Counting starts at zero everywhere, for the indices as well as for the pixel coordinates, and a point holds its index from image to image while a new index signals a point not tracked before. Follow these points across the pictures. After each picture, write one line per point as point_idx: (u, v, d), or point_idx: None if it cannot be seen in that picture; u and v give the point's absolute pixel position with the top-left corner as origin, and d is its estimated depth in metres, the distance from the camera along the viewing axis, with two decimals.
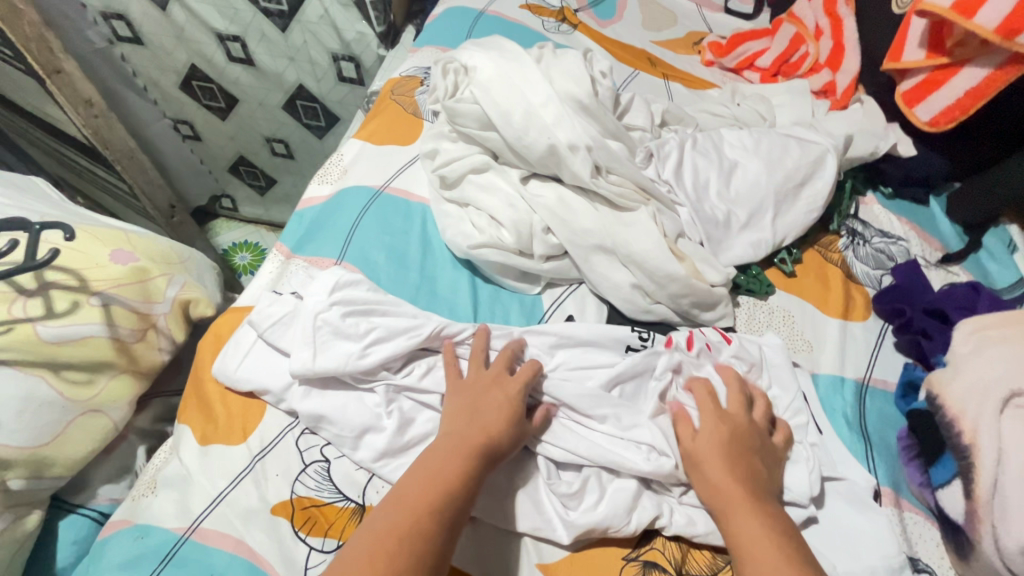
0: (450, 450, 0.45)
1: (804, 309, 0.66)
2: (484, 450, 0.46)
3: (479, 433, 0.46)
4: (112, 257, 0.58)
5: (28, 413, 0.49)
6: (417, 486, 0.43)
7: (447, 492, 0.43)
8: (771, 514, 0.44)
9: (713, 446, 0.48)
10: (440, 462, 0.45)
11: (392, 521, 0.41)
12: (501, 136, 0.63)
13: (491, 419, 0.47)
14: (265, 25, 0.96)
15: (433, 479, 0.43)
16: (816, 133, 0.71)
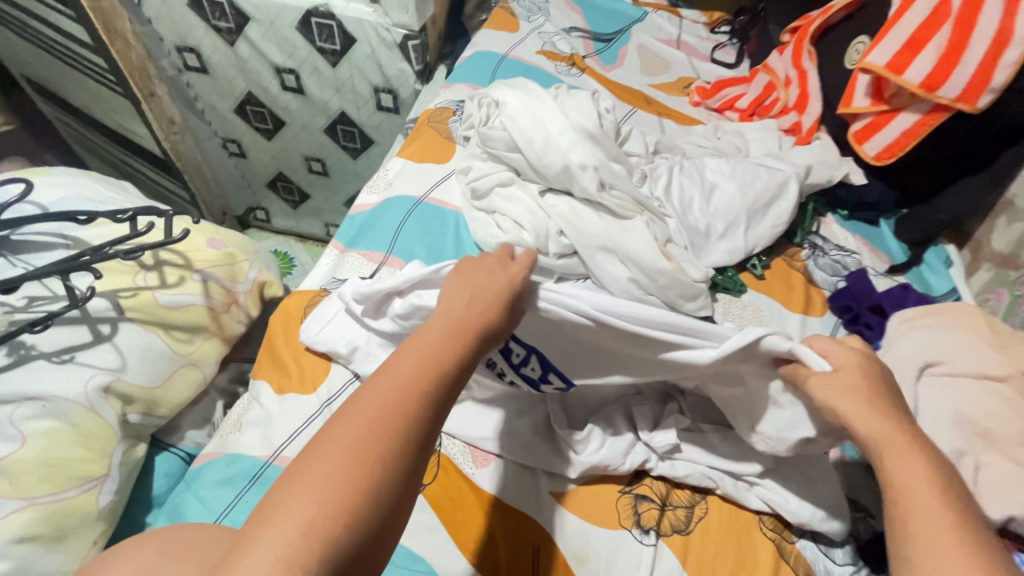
0: (441, 335, 0.42)
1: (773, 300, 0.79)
2: (472, 335, 0.43)
3: (469, 319, 0.44)
4: (208, 243, 0.72)
5: (148, 360, 0.62)
6: (399, 371, 0.39)
7: (435, 375, 0.40)
8: (944, 474, 0.40)
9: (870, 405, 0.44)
10: (430, 343, 0.42)
11: (379, 401, 0.37)
12: (525, 157, 0.78)
13: (481, 305, 0.45)
14: (318, 61, 1.12)
15: (425, 360, 0.40)
16: (781, 162, 0.86)
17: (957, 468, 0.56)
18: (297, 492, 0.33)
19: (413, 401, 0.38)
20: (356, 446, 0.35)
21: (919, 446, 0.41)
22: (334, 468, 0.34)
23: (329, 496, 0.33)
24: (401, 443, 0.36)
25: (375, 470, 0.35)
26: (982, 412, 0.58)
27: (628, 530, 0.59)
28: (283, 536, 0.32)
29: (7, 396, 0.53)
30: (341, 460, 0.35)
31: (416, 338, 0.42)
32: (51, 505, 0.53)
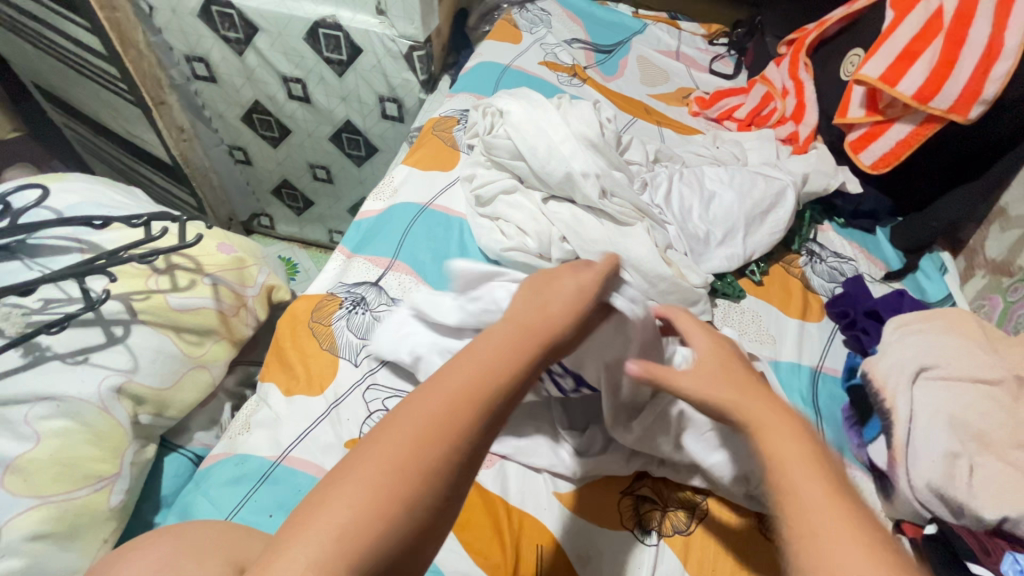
0: (513, 339, 0.43)
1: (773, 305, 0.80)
2: (540, 343, 0.44)
3: (539, 328, 0.45)
4: (219, 248, 0.73)
5: (159, 361, 0.63)
6: (468, 369, 0.40)
7: (505, 374, 0.40)
8: (821, 454, 0.38)
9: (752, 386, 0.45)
10: (499, 345, 0.42)
11: (450, 391, 0.38)
12: (528, 165, 0.80)
13: (549, 316, 0.46)
14: (325, 71, 1.14)
15: (497, 361, 0.41)
16: (779, 171, 0.88)
17: (951, 469, 0.57)
18: (360, 470, 0.34)
19: (480, 399, 0.38)
20: (420, 433, 0.35)
21: (793, 427, 0.40)
22: (398, 448, 0.35)
23: (393, 473, 0.34)
24: (464, 439, 0.36)
25: (441, 456, 0.35)
26: (975, 414, 0.59)
27: (630, 530, 0.60)
28: (345, 513, 0.32)
29: (21, 395, 0.54)
30: (408, 441, 0.35)
31: (482, 339, 0.43)
32: (64, 504, 0.54)
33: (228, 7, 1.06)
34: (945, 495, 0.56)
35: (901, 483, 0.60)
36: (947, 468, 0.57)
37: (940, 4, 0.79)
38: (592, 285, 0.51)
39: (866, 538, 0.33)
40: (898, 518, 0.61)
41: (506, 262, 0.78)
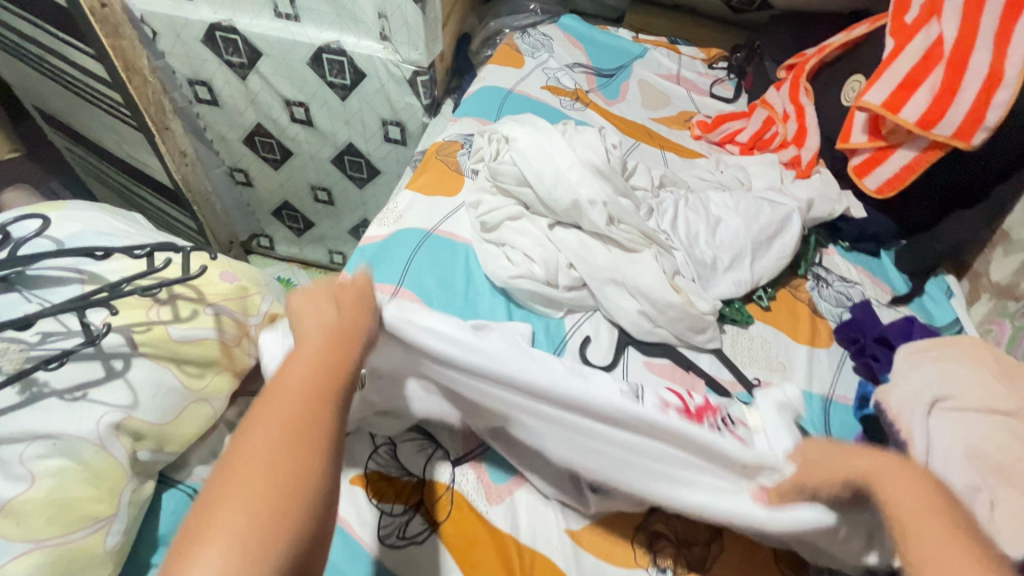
0: (323, 342, 0.44)
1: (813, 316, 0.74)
2: (352, 338, 0.45)
3: (347, 324, 0.46)
4: (222, 277, 0.72)
5: (160, 395, 0.62)
6: (296, 382, 0.40)
7: (333, 374, 0.42)
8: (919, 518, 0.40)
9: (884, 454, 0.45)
10: (312, 351, 0.43)
11: (285, 410, 0.38)
12: (534, 192, 0.79)
13: (350, 314, 0.47)
14: (328, 95, 1.14)
15: (320, 366, 0.41)
16: (783, 196, 0.88)
17: (972, 503, 0.56)
18: (230, 502, 0.33)
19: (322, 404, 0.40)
20: (275, 456, 0.35)
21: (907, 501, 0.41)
22: (263, 478, 0.34)
23: (265, 499, 0.34)
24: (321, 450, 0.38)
25: (309, 464, 0.36)
26: (994, 446, 0.58)
27: (645, 569, 0.59)
28: (226, 543, 0.32)
29: (18, 433, 0.53)
30: (265, 467, 0.35)
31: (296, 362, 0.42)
32: (58, 547, 0.52)
33: (232, 32, 1.06)
34: None
35: None
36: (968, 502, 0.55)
37: (939, 32, 0.81)
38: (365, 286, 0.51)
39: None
40: None
41: (512, 289, 0.77)
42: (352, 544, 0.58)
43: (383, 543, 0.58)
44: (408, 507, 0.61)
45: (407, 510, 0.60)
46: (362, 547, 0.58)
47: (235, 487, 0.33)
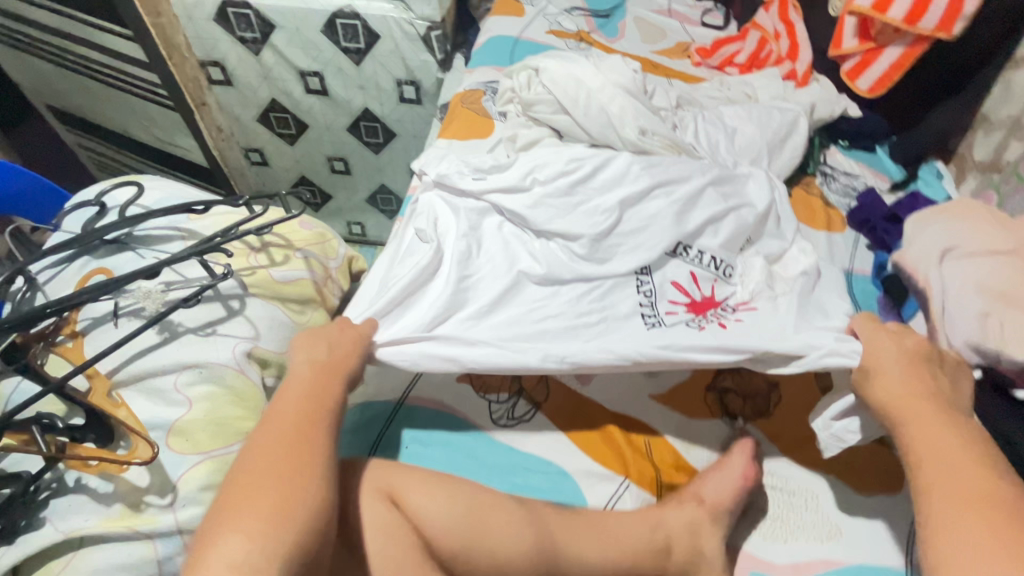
0: (316, 372, 0.60)
1: (778, 255, 0.81)
2: (339, 374, 0.61)
3: (334, 362, 0.62)
4: (302, 225, 0.79)
5: (276, 328, 0.69)
6: (288, 415, 0.55)
7: (321, 404, 0.57)
8: (972, 441, 0.55)
9: (930, 413, 0.57)
10: (303, 386, 0.58)
11: (280, 430, 0.53)
12: (571, 117, 0.88)
13: (340, 352, 0.63)
14: (342, 61, 1.19)
15: (312, 398, 0.57)
16: (789, 102, 0.98)
17: (983, 325, 0.67)
18: (240, 519, 0.46)
19: (303, 441, 0.53)
20: (279, 467, 0.50)
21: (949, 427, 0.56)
22: (266, 481, 0.49)
23: (275, 490, 0.48)
24: (327, 404, 0.57)
25: (308, 463, 0.51)
26: (1000, 280, 0.69)
27: (718, 418, 0.71)
28: (252, 522, 0.46)
29: (171, 365, 0.60)
30: (270, 465, 0.50)
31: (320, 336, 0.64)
32: (223, 457, 0.59)
33: (244, 7, 1.10)
34: (979, 346, 0.66)
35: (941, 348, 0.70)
36: (981, 325, 0.67)
37: None
38: (353, 337, 0.66)
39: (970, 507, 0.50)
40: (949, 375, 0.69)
41: (552, 214, 0.82)
42: (469, 429, 0.68)
43: (497, 424, 0.69)
44: (512, 395, 0.71)
45: (511, 397, 0.71)
46: (480, 431, 0.68)
47: (249, 485, 0.48)
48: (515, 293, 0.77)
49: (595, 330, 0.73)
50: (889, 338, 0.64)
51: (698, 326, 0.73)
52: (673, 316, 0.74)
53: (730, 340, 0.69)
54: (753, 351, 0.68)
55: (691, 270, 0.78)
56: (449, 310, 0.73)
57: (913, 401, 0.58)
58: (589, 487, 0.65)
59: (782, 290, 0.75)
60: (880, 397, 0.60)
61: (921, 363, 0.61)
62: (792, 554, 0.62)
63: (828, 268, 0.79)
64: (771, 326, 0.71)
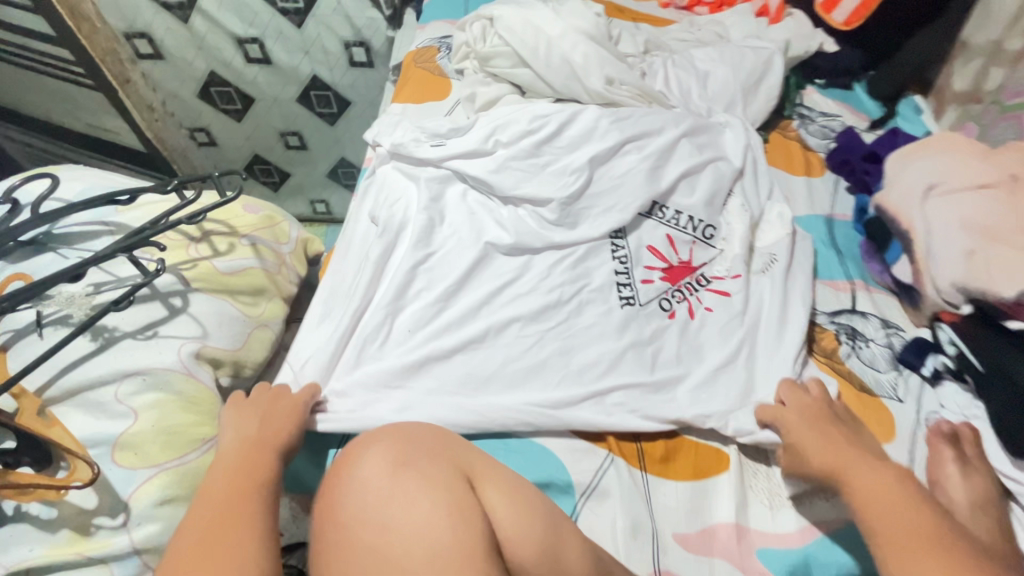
0: (246, 443, 0.55)
1: (757, 218, 0.77)
2: (274, 443, 0.55)
3: (269, 431, 0.56)
4: (246, 209, 0.73)
5: (225, 324, 0.63)
6: (216, 490, 0.49)
7: (256, 472, 0.51)
8: (899, 481, 0.50)
9: (858, 460, 0.53)
10: (231, 459, 0.53)
11: (210, 507, 0.47)
12: (531, 70, 0.82)
13: (277, 420, 0.58)
14: (282, 24, 1.10)
15: (241, 469, 0.51)
16: (762, 41, 0.92)
17: (970, 263, 0.65)
18: None
19: (237, 520, 0.46)
20: (205, 543, 0.43)
21: (875, 470, 0.52)
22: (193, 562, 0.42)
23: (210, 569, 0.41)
24: (262, 471, 0.52)
25: (244, 534, 0.44)
26: (987, 216, 0.67)
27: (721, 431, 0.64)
28: None
29: (109, 374, 0.55)
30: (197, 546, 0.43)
31: (258, 406, 0.59)
32: (179, 469, 0.55)
33: None
34: (966, 286, 0.65)
35: (927, 290, 0.69)
36: (967, 263, 0.65)
37: None
38: (291, 401, 0.60)
39: (933, 551, 0.44)
40: (937, 310, 0.68)
41: (520, 181, 0.76)
42: None
43: None
44: None
45: None
46: None
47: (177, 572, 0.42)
48: (483, 266, 0.72)
49: (569, 299, 0.69)
50: (793, 396, 0.61)
51: (671, 298, 0.71)
52: (648, 285, 0.71)
53: (695, 338, 0.68)
54: (721, 339, 0.68)
55: (668, 232, 0.74)
56: (396, 305, 0.68)
57: (826, 450, 0.55)
58: (575, 463, 0.61)
59: (758, 267, 0.73)
60: (812, 463, 0.55)
61: (828, 418, 0.58)
62: (795, 518, 0.58)
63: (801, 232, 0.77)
64: (743, 309, 0.70)
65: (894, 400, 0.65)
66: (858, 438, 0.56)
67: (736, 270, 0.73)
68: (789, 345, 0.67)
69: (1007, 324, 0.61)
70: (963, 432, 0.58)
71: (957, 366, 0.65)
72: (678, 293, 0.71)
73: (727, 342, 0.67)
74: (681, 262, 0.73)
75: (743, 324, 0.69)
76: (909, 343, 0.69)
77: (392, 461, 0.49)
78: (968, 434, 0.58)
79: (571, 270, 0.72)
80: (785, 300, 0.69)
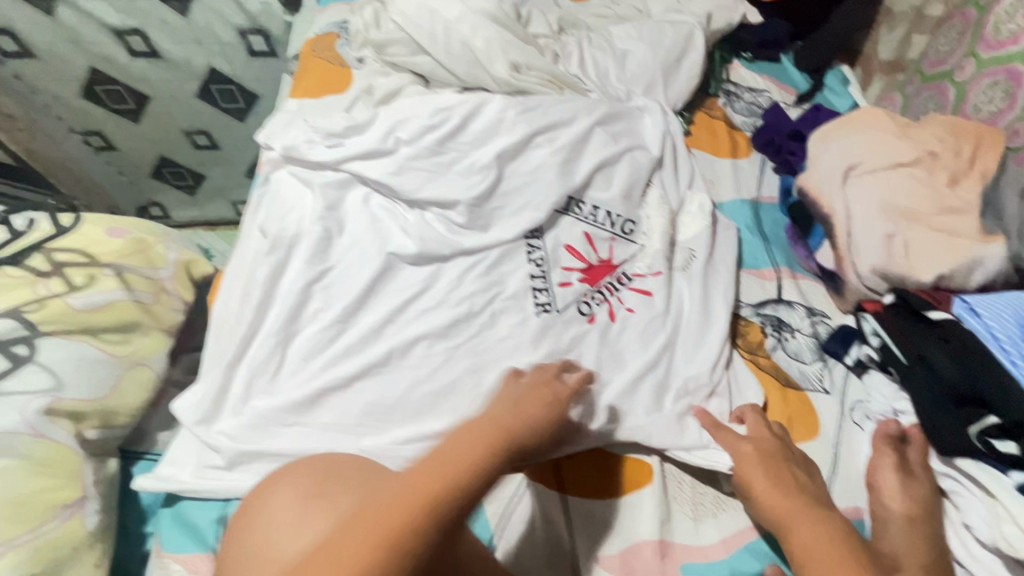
0: (473, 431, 0.45)
1: (677, 209, 0.73)
2: (507, 442, 0.46)
3: (500, 429, 0.46)
4: (109, 233, 0.65)
5: (84, 370, 0.56)
6: (401, 477, 0.42)
7: (470, 471, 0.43)
8: (843, 534, 0.48)
9: (796, 505, 0.50)
10: (461, 444, 0.44)
11: (385, 509, 0.39)
12: (431, 57, 0.75)
13: (534, 412, 0.49)
14: (163, 12, 1.01)
15: (449, 455, 0.43)
16: (683, 14, 0.87)
17: (889, 248, 0.63)
18: None
19: (427, 518, 0.39)
20: (370, 544, 0.38)
21: (822, 517, 0.49)
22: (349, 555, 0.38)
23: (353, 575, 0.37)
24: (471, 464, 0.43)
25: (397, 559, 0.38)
26: (905, 197, 0.64)
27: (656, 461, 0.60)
28: None
29: None
30: (358, 542, 0.38)
31: (536, 392, 0.51)
32: (34, 542, 0.47)
33: None
34: (887, 272, 0.63)
35: (849, 277, 0.66)
36: (887, 248, 0.63)
37: None
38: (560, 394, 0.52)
39: None
40: (861, 299, 0.66)
41: (424, 184, 0.70)
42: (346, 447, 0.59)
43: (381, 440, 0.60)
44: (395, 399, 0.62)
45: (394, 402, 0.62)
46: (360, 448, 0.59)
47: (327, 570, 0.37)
48: (387, 280, 0.66)
49: (479, 310, 0.64)
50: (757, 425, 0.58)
51: (591, 300, 0.67)
52: (566, 288, 0.67)
53: (616, 342, 0.65)
54: (641, 344, 0.64)
55: (586, 231, 0.69)
56: (289, 330, 0.62)
57: (776, 495, 0.51)
58: (489, 487, 0.57)
59: (679, 264, 0.70)
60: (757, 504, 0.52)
61: (783, 459, 0.55)
62: (718, 529, 0.56)
63: (723, 221, 0.74)
64: (665, 309, 0.66)
65: (819, 392, 0.63)
66: (809, 481, 0.53)
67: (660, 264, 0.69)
68: (710, 345, 0.64)
69: (929, 315, 0.58)
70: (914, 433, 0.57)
71: (881, 357, 0.61)
72: (598, 295, 0.67)
73: (648, 346, 0.64)
74: (600, 263, 0.69)
75: (674, 340, 0.65)
76: (835, 333, 0.66)
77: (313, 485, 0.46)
78: (918, 439, 0.56)
79: (481, 282, 0.66)
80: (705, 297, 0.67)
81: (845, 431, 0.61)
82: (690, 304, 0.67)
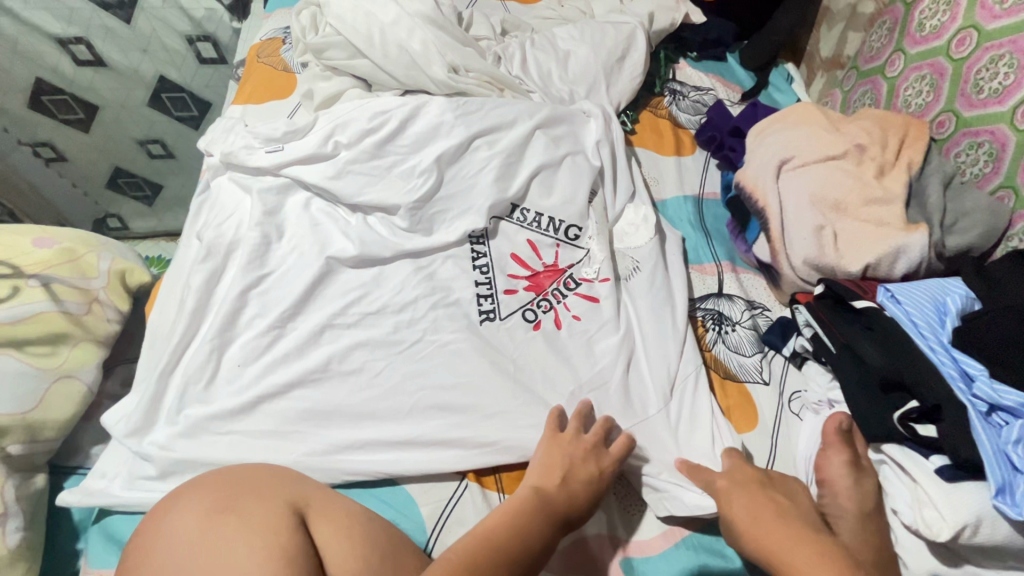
0: (525, 505, 0.50)
1: (615, 220, 0.73)
2: (558, 515, 0.50)
3: (563, 501, 0.51)
4: (35, 244, 0.64)
5: (6, 383, 0.54)
6: (460, 547, 0.46)
7: (522, 545, 0.47)
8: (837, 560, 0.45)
9: (791, 537, 0.47)
10: (514, 515, 0.49)
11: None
12: (370, 61, 0.75)
13: (576, 489, 0.52)
14: (107, 20, 1.00)
15: (502, 528, 0.48)
16: (624, 15, 0.88)
17: (819, 240, 0.64)
18: None
19: None
20: None
21: (812, 543, 0.46)
22: None
23: None
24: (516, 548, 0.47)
25: None
26: (834, 189, 0.66)
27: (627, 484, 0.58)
28: None
29: None
30: None
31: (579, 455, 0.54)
32: None
33: None
34: (818, 263, 0.64)
35: (784, 270, 0.67)
36: (817, 240, 0.64)
37: None
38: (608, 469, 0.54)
39: None
40: (796, 291, 0.67)
41: (363, 188, 0.69)
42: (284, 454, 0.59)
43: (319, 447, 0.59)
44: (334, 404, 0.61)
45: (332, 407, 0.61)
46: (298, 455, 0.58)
47: None
48: (327, 284, 0.66)
49: (419, 312, 0.64)
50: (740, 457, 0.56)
51: (537, 308, 0.66)
52: (511, 295, 0.67)
53: (557, 341, 0.65)
54: (583, 343, 0.65)
55: (529, 236, 0.70)
56: (224, 337, 0.62)
57: (762, 525, 0.49)
58: (427, 488, 0.57)
59: (622, 273, 0.70)
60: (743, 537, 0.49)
61: (763, 487, 0.52)
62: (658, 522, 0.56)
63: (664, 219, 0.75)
64: (609, 307, 0.67)
65: (758, 383, 0.64)
66: (794, 509, 0.51)
67: (601, 264, 0.69)
68: (651, 342, 0.64)
69: (854, 304, 0.59)
70: (861, 429, 0.55)
71: (813, 347, 0.63)
72: (544, 302, 0.67)
73: (590, 345, 0.64)
74: (544, 266, 0.69)
75: (619, 338, 0.64)
76: (773, 325, 0.67)
77: (216, 505, 0.44)
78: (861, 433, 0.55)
79: (421, 286, 0.66)
80: (647, 294, 0.67)
81: (783, 421, 0.61)
82: (631, 301, 0.68)
